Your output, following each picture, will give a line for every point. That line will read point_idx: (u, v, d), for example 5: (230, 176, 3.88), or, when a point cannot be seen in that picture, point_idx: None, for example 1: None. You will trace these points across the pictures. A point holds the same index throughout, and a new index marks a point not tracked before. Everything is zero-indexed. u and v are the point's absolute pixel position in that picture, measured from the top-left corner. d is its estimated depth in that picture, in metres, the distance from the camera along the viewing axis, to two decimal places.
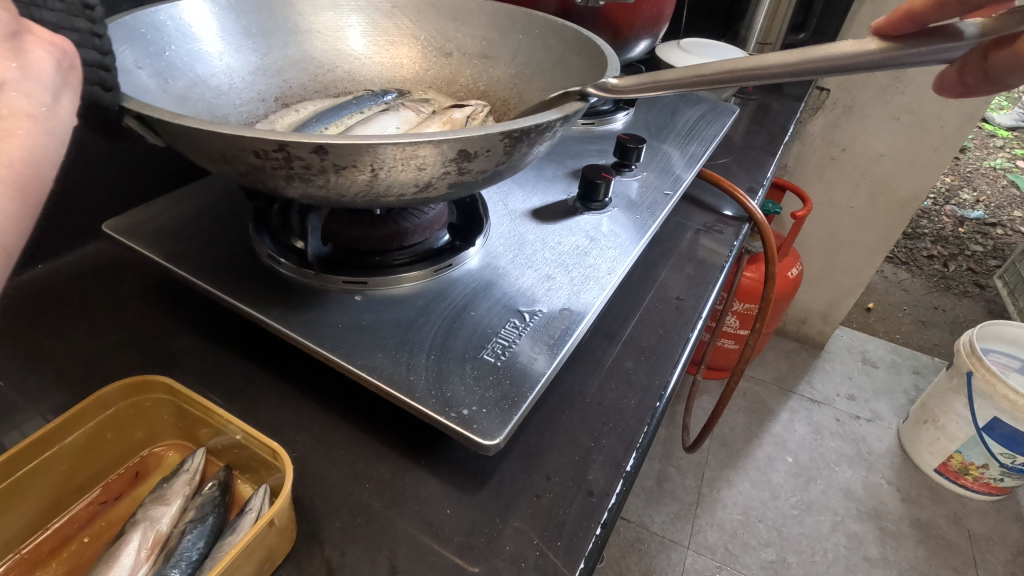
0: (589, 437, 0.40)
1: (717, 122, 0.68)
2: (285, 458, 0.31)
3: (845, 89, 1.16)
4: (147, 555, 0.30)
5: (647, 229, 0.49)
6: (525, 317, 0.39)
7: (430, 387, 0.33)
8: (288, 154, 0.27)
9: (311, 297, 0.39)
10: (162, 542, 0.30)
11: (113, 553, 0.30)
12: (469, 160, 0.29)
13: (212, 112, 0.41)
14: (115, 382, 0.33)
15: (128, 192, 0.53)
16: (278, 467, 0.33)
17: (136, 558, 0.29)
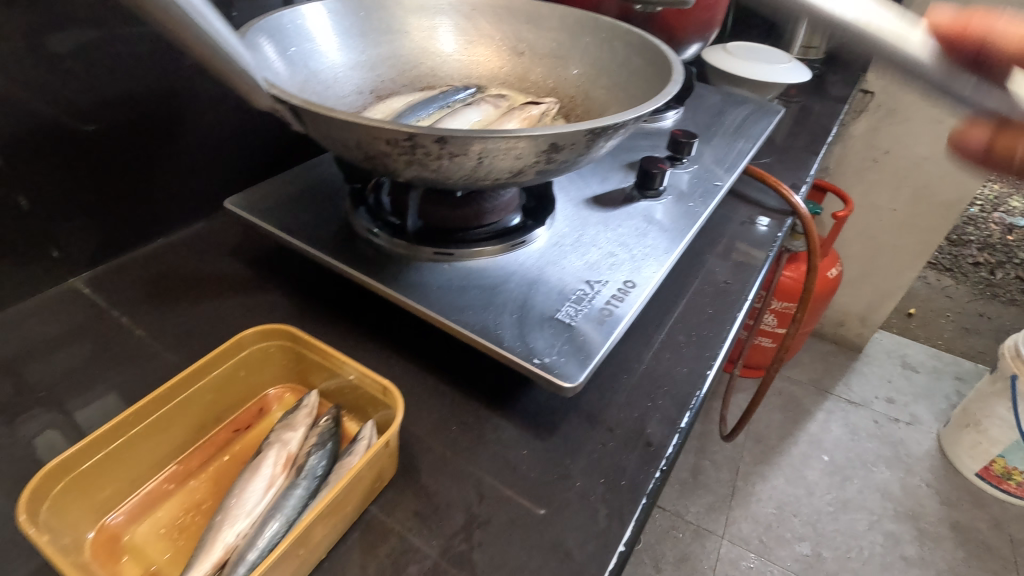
0: (646, 398, 0.45)
1: (763, 121, 0.72)
2: (396, 394, 0.36)
3: (889, 92, 1.18)
4: (282, 469, 0.36)
5: (699, 216, 0.54)
6: (593, 286, 0.43)
7: (515, 341, 0.38)
8: (414, 143, 0.31)
9: (406, 265, 0.44)
10: (292, 460, 0.36)
11: (255, 466, 0.36)
12: (558, 152, 0.33)
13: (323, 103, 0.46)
14: (253, 327, 0.39)
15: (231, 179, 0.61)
16: (384, 405, 0.39)
17: (273, 470, 0.36)
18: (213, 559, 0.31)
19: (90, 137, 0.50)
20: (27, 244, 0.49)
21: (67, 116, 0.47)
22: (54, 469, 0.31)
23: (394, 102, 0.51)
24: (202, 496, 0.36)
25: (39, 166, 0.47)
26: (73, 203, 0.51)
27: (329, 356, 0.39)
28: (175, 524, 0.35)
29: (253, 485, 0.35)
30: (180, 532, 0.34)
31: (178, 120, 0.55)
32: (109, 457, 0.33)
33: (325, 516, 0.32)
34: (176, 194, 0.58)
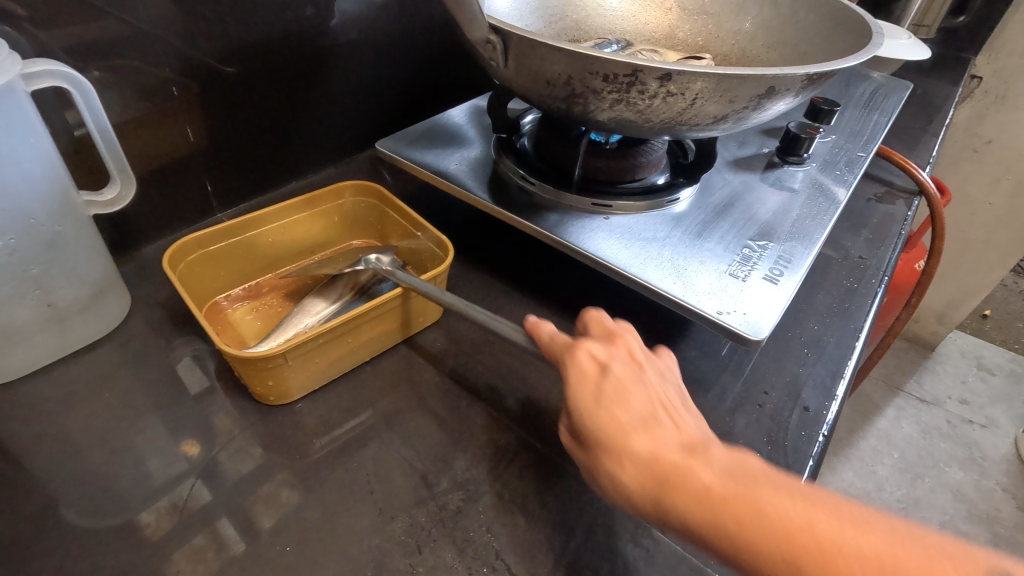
0: (797, 363, 0.44)
1: (895, 94, 0.69)
2: (451, 248, 0.41)
3: (999, 77, 1.12)
4: (350, 288, 0.43)
5: (847, 184, 0.52)
6: (757, 246, 0.43)
7: (687, 292, 0.38)
8: (635, 79, 0.31)
9: (563, 215, 0.45)
10: (360, 285, 0.43)
11: (331, 282, 0.43)
12: (770, 97, 0.33)
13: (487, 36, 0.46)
14: (350, 181, 0.47)
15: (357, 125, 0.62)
16: (441, 261, 0.44)
17: (343, 288, 0.43)
18: (288, 334, 0.39)
19: (234, 78, 0.50)
20: (183, 178, 0.51)
21: (226, 56, 0.49)
22: (189, 242, 0.40)
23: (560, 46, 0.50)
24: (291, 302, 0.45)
25: (198, 102, 0.49)
26: (222, 142, 0.52)
27: (404, 212, 0.46)
28: (268, 314, 0.43)
29: (327, 293, 0.42)
30: (270, 319, 0.43)
31: (319, 67, 0.56)
32: (223, 249, 0.42)
33: (378, 312, 0.39)
34: (308, 139, 0.59)
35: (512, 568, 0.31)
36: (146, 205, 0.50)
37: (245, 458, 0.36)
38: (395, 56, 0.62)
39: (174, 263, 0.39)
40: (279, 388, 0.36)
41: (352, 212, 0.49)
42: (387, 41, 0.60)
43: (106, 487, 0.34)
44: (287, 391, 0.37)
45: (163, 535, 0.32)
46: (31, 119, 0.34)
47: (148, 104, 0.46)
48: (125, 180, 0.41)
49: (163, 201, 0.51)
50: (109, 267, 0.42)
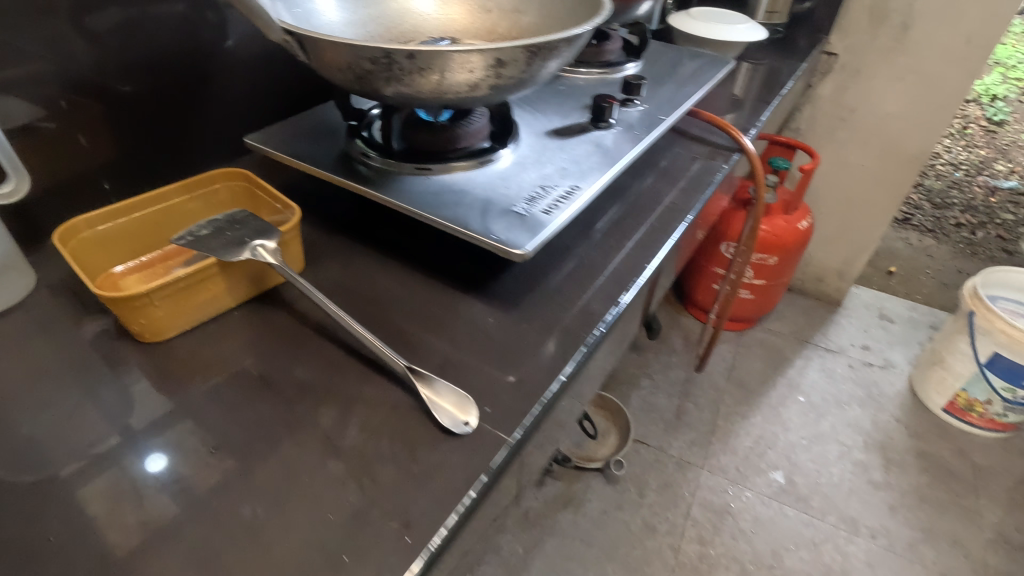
0: (593, 283, 0.55)
1: (713, 70, 0.81)
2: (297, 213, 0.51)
3: (852, 53, 1.26)
4: None
5: (643, 141, 0.63)
6: (545, 189, 0.53)
7: (478, 224, 0.48)
8: (391, 60, 0.41)
9: (394, 179, 0.54)
10: None
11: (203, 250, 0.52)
12: (503, 67, 0.43)
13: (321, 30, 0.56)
14: (223, 169, 0.56)
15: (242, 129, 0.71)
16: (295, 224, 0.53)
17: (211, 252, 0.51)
18: None
19: (126, 96, 0.60)
20: (84, 180, 0.60)
21: (115, 79, 0.58)
22: (81, 220, 0.49)
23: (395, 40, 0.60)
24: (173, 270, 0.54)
25: (91, 114, 0.58)
26: (117, 147, 0.61)
27: (269, 191, 0.55)
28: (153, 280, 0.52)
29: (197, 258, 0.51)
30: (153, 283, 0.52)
31: (202, 80, 0.65)
32: (110, 229, 0.51)
33: (232, 265, 0.48)
34: (199, 143, 0.68)
35: (328, 433, 0.40)
36: (50, 203, 0.58)
37: (128, 383, 0.45)
38: (273, 67, 0.72)
39: (65, 239, 0.48)
40: (151, 325, 0.45)
41: (228, 195, 0.58)
42: (263, 54, 0.70)
43: (13, 413, 0.43)
44: (160, 328, 0.46)
45: (55, 444, 0.41)
46: None
47: (46, 119, 0.55)
48: (19, 176, 0.50)
49: (66, 199, 0.59)
50: (13, 251, 0.51)
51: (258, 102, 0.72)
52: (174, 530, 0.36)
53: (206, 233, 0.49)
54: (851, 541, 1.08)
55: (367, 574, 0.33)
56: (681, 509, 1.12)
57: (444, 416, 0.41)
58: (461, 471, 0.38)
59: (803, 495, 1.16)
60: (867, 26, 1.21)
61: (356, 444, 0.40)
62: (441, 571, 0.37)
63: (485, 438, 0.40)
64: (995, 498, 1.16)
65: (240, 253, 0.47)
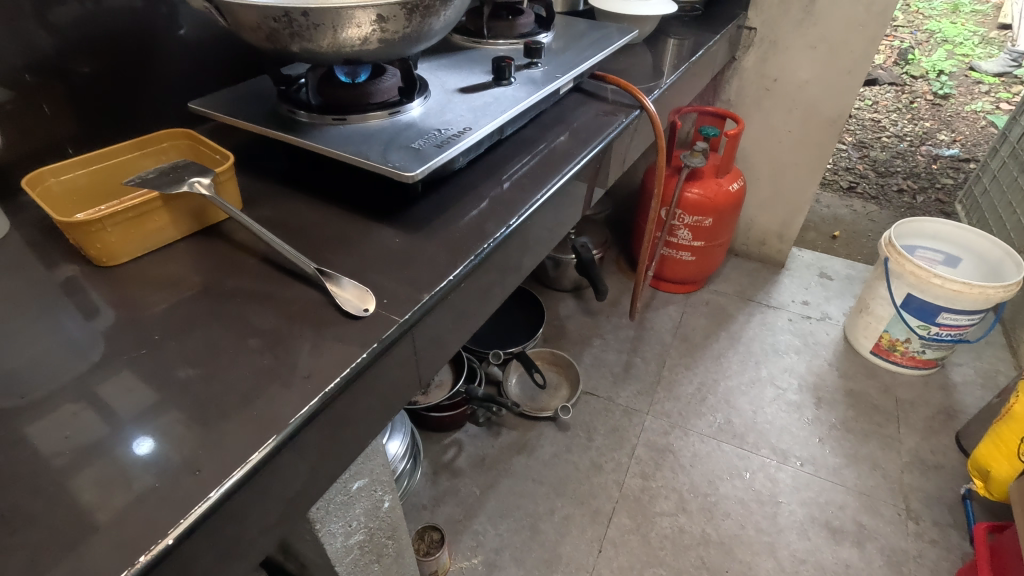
0: (489, 212, 0.65)
1: (615, 37, 0.91)
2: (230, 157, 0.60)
3: (768, 26, 1.36)
4: None
5: (538, 94, 0.73)
6: (441, 131, 0.62)
7: (380, 158, 0.58)
8: (290, 18, 0.50)
9: (314, 128, 0.64)
10: None
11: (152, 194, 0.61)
12: (385, 22, 0.53)
13: None
14: (169, 128, 0.65)
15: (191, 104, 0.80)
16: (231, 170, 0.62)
17: None
18: None
19: (86, 75, 0.69)
20: (50, 146, 0.69)
21: (74, 58, 0.67)
22: (46, 169, 0.58)
23: None
24: None
25: (53, 88, 0.67)
26: (78, 118, 0.70)
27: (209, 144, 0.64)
28: None
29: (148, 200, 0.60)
30: None
31: (151, 59, 0.74)
32: (72, 179, 0.60)
33: (174, 201, 0.57)
34: (152, 116, 0.77)
35: (251, 321, 0.50)
36: (19, 166, 0.67)
37: (87, 299, 0.53)
38: (218, 47, 0.81)
39: (32, 185, 0.57)
40: (106, 249, 0.54)
41: (175, 152, 0.67)
42: (206, 36, 0.79)
43: None
44: (113, 253, 0.55)
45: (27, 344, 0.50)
46: None
47: (13, 92, 0.64)
48: None
49: (34, 163, 0.68)
50: None
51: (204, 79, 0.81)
52: (120, 392, 0.44)
53: (152, 175, 0.58)
54: (781, 469, 1.18)
55: (275, 412, 0.43)
56: (626, 449, 1.22)
57: (346, 304, 0.50)
58: (356, 341, 0.48)
59: (739, 432, 1.25)
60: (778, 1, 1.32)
61: (274, 327, 0.49)
62: (341, 417, 0.46)
63: (378, 318, 0.50)
64: (914, 426, 1.26)
65: (179, 188, 0.56)
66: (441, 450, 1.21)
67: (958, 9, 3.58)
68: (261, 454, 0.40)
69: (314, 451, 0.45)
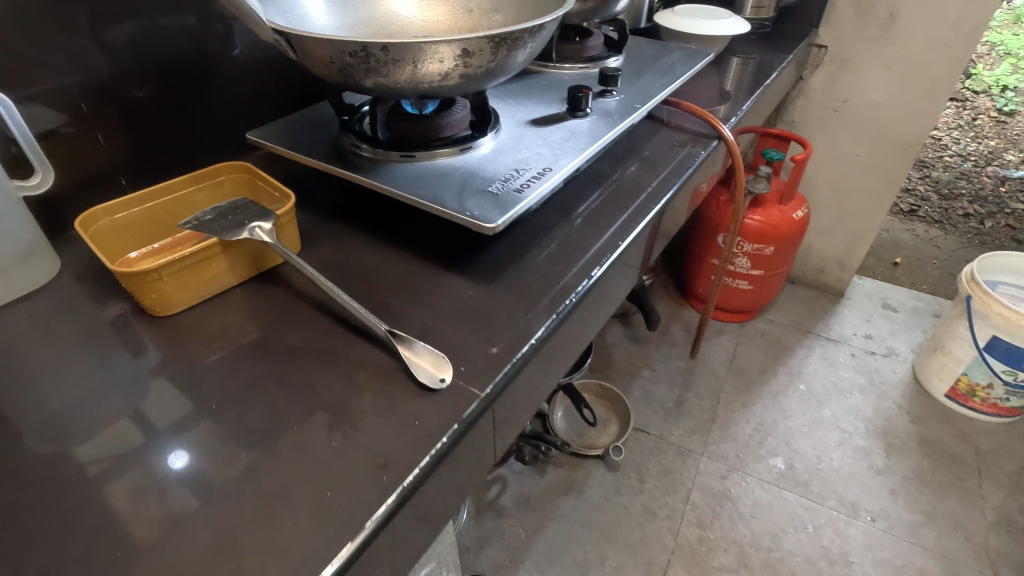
0: (567, 259, 0.59)
1: (692, 62, 0.84)
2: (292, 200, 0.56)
3: (840, 44, 1.28)
4: None
5: (617, 128, 0.67)
6: (519, 172, 0.57)
7: (455, 204, 0.52)
8: (368, 53, 0.45)
9: (379, 166, 0.59)
10: None
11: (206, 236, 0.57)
12: (470, 57, 0.47)
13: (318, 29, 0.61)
14: (227, 162, 0.62)
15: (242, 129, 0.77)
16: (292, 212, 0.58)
17: None
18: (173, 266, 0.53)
19: (140, 100, 0.66)
20: (102, 175, 0.66)
21: (129, 83, 0.64)
22: (99, 209, 0.55)
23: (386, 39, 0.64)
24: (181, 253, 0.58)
25: (108, 117, 0.64)
26: (132, 146, 0.67)
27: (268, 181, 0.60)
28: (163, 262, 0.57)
29: None
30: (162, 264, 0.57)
31: (204, 82, 0.71)
32: (126, 218, 0.57)
33: (233, 246, 0.52)
34: (204, 142, 0.74)
35: (317, 388, 0.45)
36: (71, 197, 0.64)
37: (138, 356, 0.49)
38: (274, 70, 0.77)
39: (86, 225, 0.54)
40: (160, 300, 0.50)
41: (232, 187, 0.63)
42: (262, 59, 0.75)
43: (35, 379, 0.48)
44: (168, 303, 0.51)
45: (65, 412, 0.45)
46: None
47: (64, 119, 0.60)
48: (45, 169, 0.56)
49: (86, 194, 0.65)
50: (39, 235, 0.55)
51: (258, 104, 0.78)
52: (176, 478, 0.40)
53: (210, 218, 0.54)
54: (850, 524, 1.09)
55: (348, 508, 0.37)
56: (680, 494, 1.14)
57: (422, 374, 0.45)
58: (434, 420, 0.42)
59: (803, 479, 1.17)
60: (853, 17, 1.24)
61: (341, 396, 0.44)
62: (417, 510, 0.41)
63: (457, 390, 0.44)
64: (997, 480, 1.16)
65: (238, 234, 0.51)
66: (484, 487, 1.16)
67: (1022, 19, 3.39)
68: (337, 564, 0.35)
69: (388, 549, 0.40)
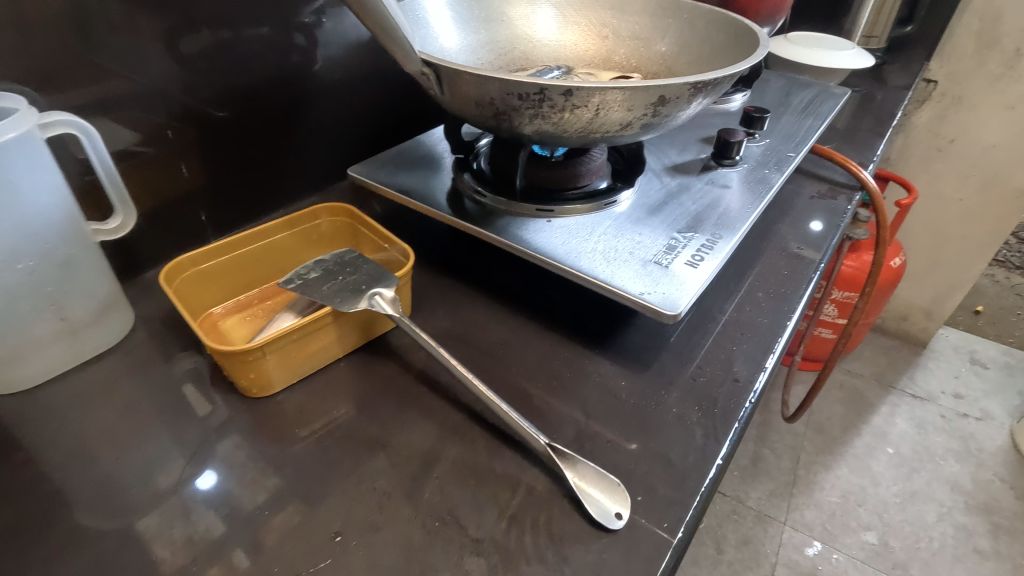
0: (731, 342, 0.49)
1: (830, 101, 0.75)
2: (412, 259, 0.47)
3: (954, 80, 1.17)
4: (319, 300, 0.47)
5: (775, 182, 0.57)
6: (682, 238, 0.48)
7: (618, 279, 0.43)
8: (544, 96, 0.36)
9: (510, 219, 0.50)
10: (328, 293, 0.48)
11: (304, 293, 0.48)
12: (663, 105, 0.38)
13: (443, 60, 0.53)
14: (326, 204, 0.53)
15: (329, 158, 0.69)
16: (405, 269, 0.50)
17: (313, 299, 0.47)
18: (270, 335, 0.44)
19: (224, 121, 0.57)
20: (181, 211, 0.57)
21: (214, 102, 0.56)
22: (187, 258, 0.46)
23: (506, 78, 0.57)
24: (272, 309, 0.50)
25: (191, 143, 0.56)
26: (215, 177, 0.59)
27: (378, 230, 0.51)
28: (253, 323, 0.49)
29: (297, 303, 0.46)
30: (255, 326, 0.48)
31: (296, 105, 0.63)
32: (213, 267, 0.48)
33: (346, 315, 0.44)
34: (293, 173, 0.66)
35: (461, 520, 0.36)
36: (146, 234, 0.55)
37: (228, 449, 0.40)
38: (369, 93, 0.69)
39: (172, 279, 0.45)
40: (261, 380, 0.42)
41: (328, 231, 0.55)
42: (358, 80, 0.67)
43: (107, 476, 0.39)
44: (268, 382, 0.42)
45: (142, 530, 0.36)
46: (46, 160, 0.40)
47: (144, 147, 0.52)
48: (126, 209, 0.48)
49: (162, 229, 0.57)
50: (115, 286, 0.48)
51: (350, 131, 0.70)
52: None
53: (316, 276, 0.45)
54: None
55: None
56: (764, 569, 1.03)
57: (594, 507, 0.35)
58: None
59: (900, 559, 1.05)
60: (972, 51, 1.13)
61: (495, 535, 0.35)
62: None
63: (640, 532, 0.35)
64: None
65: (357, 303, 0.42)
66: None
67: None
68: None
69: None
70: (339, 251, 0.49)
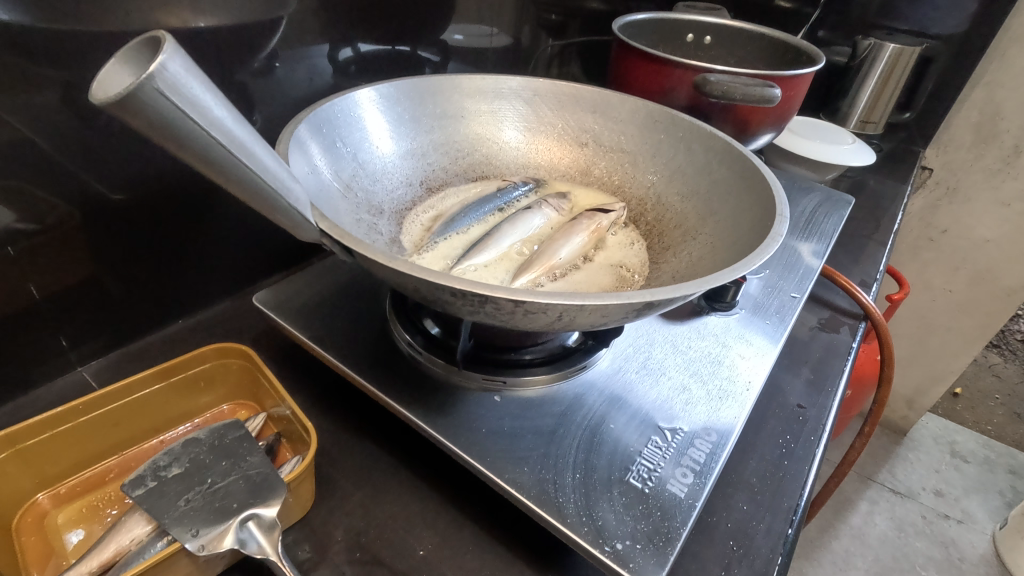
0: (719, 565, 0.38)
1: (835, 214, 0.66)
2: (313, 434, 0.36)
3: (950, 169, 1.11)
4: None
5: (778, 337, 0.47)
6: (666, 435, 0.37)
7: (580, 512, 0.32)
8: (484, 301, 0.26)
9: (451, 394, 0.39)
10: None
11: None
12: (652, 309, 0.28)
13: (376, 177, 0.43)
14: (210, 344, 0.42)
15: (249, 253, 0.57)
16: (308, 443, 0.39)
17: None
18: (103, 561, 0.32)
19: (117, 207, 0.45)
20: (35, 333, 0.44)
21: (107, 180, 0.43)
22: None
23: (459, 193, 0.47)
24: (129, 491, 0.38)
25: (76, 232, 0.43)
26: (87, 289, 0.46)
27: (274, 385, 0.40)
28: (97, 515, 0.36)
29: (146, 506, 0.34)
30: (97, 521, 0.36)
31: (208, 200, 0.51)
32: (44, 442, 0.36)
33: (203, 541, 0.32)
34: (199, 276, 0.54)
35: None
36: None
37: None
38: None
39: None
40: None
41: (218, 374, 0.43)
42: None
43: None
44: None
45: None
46: None
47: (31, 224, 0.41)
48: None
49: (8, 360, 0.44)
50: None
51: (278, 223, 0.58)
52: None
53: (177, 474, 0.34)
54: None
55: None
56: None
57: None
58: None
59: None
60: (971, 143, 1.07)
61: None
62: None
63: None
64: None
65: (220, 539, 0.31)
66: None
67: None
68: None
69: None
70: (219, 422, 0.38)
